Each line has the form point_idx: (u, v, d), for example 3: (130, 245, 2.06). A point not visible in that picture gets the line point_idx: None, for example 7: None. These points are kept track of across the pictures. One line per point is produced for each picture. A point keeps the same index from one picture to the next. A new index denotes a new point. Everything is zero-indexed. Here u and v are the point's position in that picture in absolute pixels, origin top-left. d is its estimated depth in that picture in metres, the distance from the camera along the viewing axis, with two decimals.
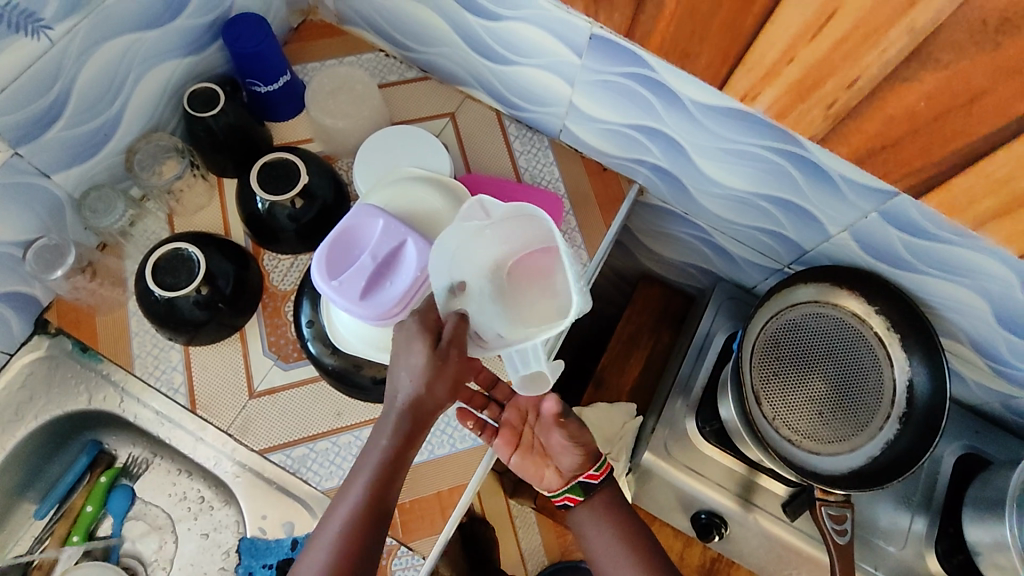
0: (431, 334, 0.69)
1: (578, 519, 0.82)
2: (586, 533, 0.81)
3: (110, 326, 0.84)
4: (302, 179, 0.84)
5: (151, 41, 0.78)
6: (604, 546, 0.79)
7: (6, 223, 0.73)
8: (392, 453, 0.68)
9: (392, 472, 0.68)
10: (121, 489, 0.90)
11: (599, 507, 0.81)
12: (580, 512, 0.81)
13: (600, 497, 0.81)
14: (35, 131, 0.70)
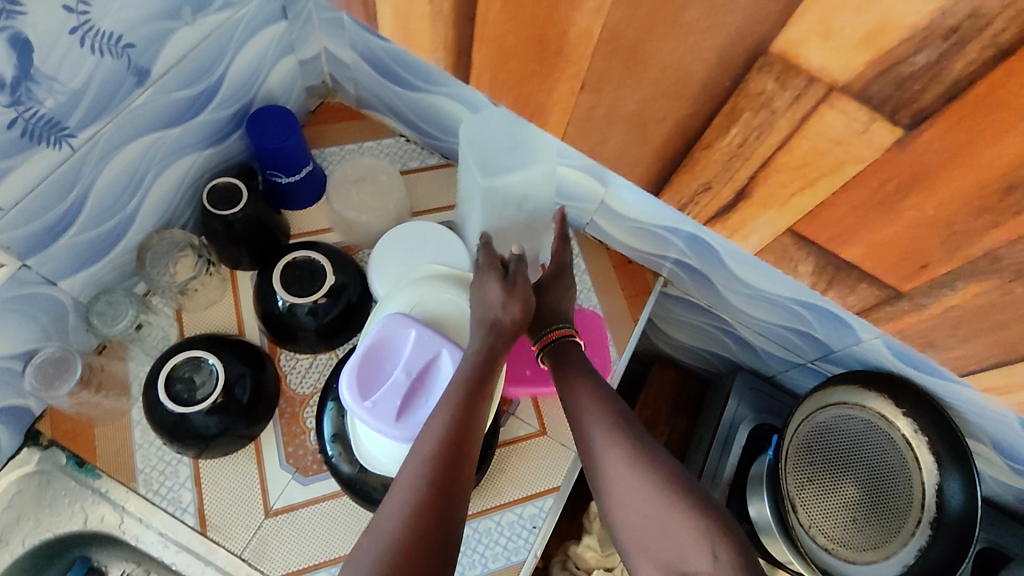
0: (497, 272, 0.80)
1: (572, 388, 0.71)
2: (580, 401, 0.69)
3: (112, 437, 0.77)
4: (328, 279, 0.80)
5: (172, 138, 0.73)
6: (600, 424, 0.66)
7: (7, 337, 0.67)
8: (448, 430, 0.63)
9: (450, 446, 0.62)
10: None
11: (581, 376, 0.72)
12: (573, 374, 0.73)
13: (585, 374, 0.72)
14: (46, 240, 0.65)
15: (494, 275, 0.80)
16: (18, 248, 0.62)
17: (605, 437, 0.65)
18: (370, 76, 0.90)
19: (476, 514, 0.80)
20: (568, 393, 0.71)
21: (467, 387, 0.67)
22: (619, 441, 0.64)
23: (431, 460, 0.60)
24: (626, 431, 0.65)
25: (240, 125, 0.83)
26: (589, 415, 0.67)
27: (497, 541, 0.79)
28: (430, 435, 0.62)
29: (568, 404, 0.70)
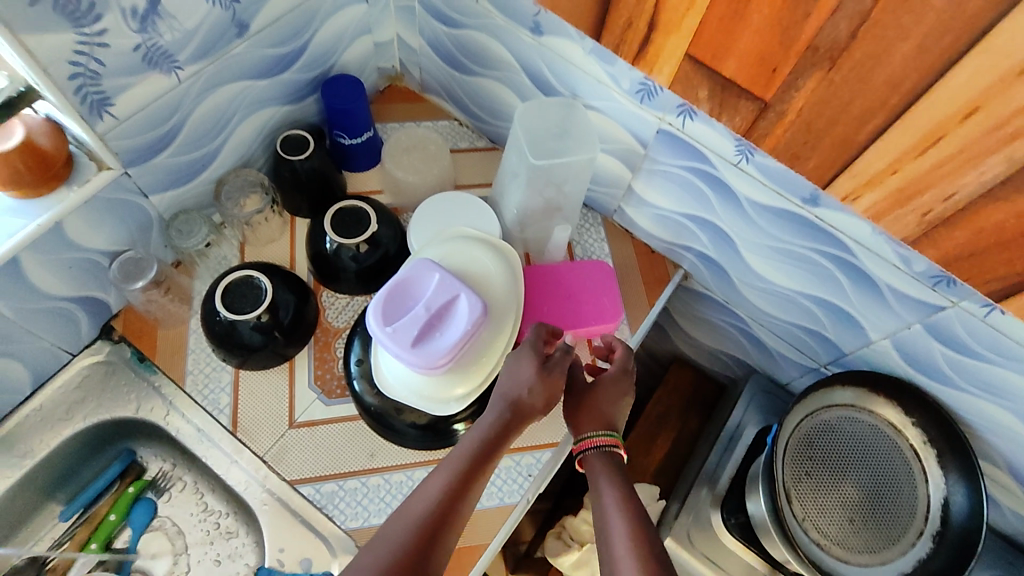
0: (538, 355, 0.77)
1: (596, 467, 0.71)
2: (599, 481, 0.69)
3: (171, 340, 0.88)
4: (372, 227, 0.89)
5: (259, 89, 0.86)
6: (612, 508, 0.65)
7: (103, 233, 0.79)
8: (460, 483, 0.66)
9: (460, 502, 0.65)
10: (140, 506, 0.90)
11: (610, 463, 0.71)
12: (599, 459, 0.72)
13: (611, 459, 0.72)
14: (147, 154, 0.77)
15: (538, 368, 0.75)
16: (124, 155, 0.75)
17: (614, 528, 0.64)
18: (434, 62, 1.02)
19: None
20: (592, 471, 0.72)
21: (493, 447, 0.70)
22: (624, 533, 0.63)
23: (434, 507, 0.64)
24: (637, 525, 0.64)
25: (315, 91, 0.96)
26: (606, 496, 0.67)
27: (492, 484, 0.84)
28: (440, 478, 0.66)
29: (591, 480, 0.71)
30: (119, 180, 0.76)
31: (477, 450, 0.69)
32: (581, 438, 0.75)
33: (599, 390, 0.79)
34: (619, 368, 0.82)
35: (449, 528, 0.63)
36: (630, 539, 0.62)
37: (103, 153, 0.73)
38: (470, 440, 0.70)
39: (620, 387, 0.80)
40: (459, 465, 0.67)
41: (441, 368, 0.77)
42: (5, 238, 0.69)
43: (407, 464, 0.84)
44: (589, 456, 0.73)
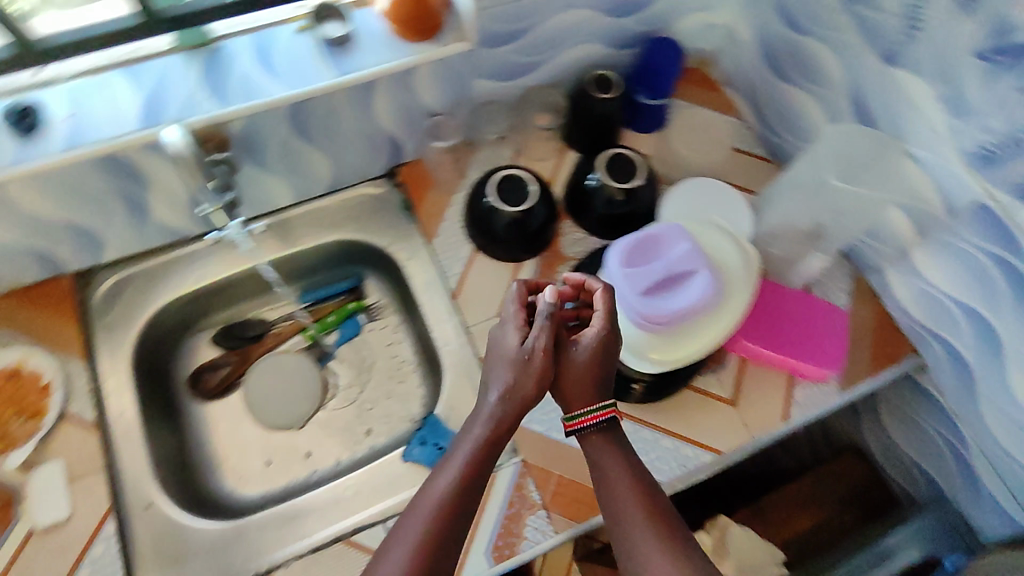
0: (521, 329, 0.72)
1: (595, 449, 0.71)
2: (602, 463, 0.70)
3: (435, 203, 0.99)
4: (637, 181, 0.93)
5: (600, 24, 0.93)
6: (634, 527, 0.66)
7: (433, 95, 0.90)
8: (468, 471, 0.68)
9: (467, 489, 0.67)
10: (351, 320, 1.04)
11: (602, 436, 0.71)
12: (598, 434, 0.71)
13: (607, 435, 0.71)
14: (495, 42, 0.87)
15: (517, 366, 0.70)
16: (482, 36, 0.84)
17: (633, 522, 0.67)
18: (754, 59, 1.02)
19: (641, 420, 0.86)
20: (586, 446, 0.72)
21: (491, 431, 0.69)
22: (647, 529, 0.66)
23: (444, 500, 0.66)
24: (652, 520, 0.67)
25: (637, 45, 1.00)
26: (621, 489, 0.69)
27: (646, 452, 0.84)
28: (446, 477, 0.67)
29: (592, 461, 0.72)
30: (467, 55, 0.86)
31: (478, 438, 0.69)
32: (577, 415, 0.71)
33: (570, 359, 0.72)
34: (601, 313, 0.72)
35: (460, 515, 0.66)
36: (653, 533, 0.66)
37: (470, 25, 0.82)
38: (473, 424, 0.70)
39: (604, 343, 0.71)
40: (467, 452, 0.68)
41: (652, 328, 0.80)
42: (374, 63, 0.81)
43: None
44: (584, 436, 0.72)
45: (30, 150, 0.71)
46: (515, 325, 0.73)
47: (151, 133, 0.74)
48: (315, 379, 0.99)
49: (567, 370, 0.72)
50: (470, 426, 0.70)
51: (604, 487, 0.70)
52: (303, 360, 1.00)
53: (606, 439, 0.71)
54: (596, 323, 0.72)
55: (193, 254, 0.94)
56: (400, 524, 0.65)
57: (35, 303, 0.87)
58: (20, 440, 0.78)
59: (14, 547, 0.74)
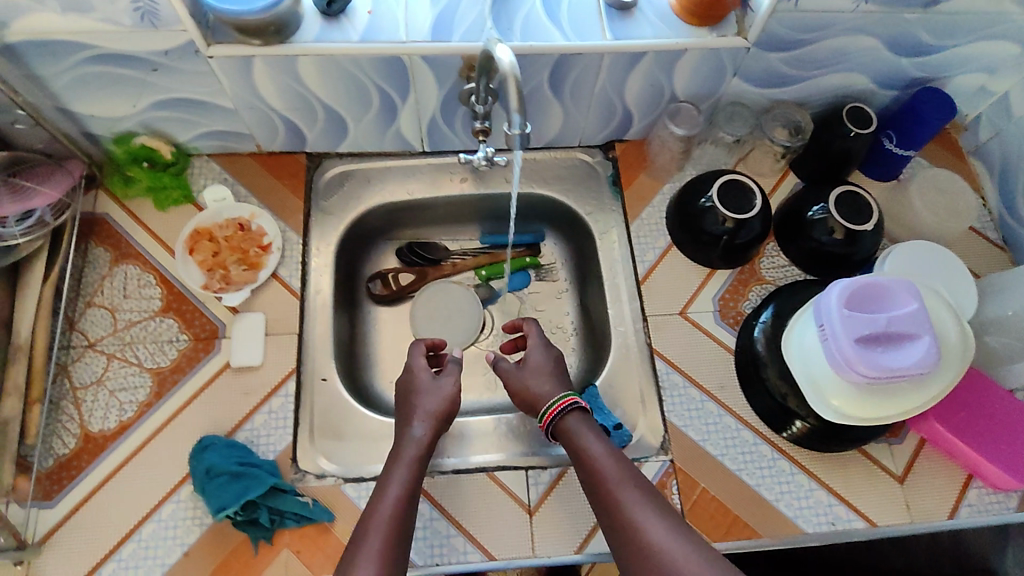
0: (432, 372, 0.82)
1: (573, 431, 0.74)
2: (582, 442, 0.73)
3: (645, 186, 0.99)
4: (866, 225, 0.89)
5: (880, 56, 0.88)
6: (625, 499, 0.66)
7: (688, 82, 0.89)
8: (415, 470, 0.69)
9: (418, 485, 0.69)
10: (524, 272, 1.06)
11: (580, 421, 0.75)
12: (575, 419, 0.76)
13: (579, 417, 0.76)
14: (773, 47, 0.84)
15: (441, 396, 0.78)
16: (762, 38, 0.82)
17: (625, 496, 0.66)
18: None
19: (801, 465, 0.85)
20: (565, 435, 0.75)
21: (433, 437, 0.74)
22: (639, 498, 0.66)
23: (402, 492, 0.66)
24: (638, 489, 0.67)
25: (900, 90, 0.95)
26: (603, 465, 0.70)
27: (799, 499, 0.83)
28: (398, 478, 0.68)
29: (571, 446, 0.74)
30: (738, 52, 0.84)
31: (415, 451, 0.71)
32: (545, 413, 0.77)
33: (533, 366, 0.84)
34: (546, 346, 0.86)
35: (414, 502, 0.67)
36: (642, 500, 0.66)
37: (758, 24, 0.80)
38: (409, 442, 0.72)
39: (554, 357, 0.85)
40: (406, 472, 0.69)
41: (855, 379, 0.77)
42: (651, 36, 0.81)
43: (743, 419, 0.87)
44: (557, 423, 0.76)
45: (332, 34, 0.77)
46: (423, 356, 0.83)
47: (435, 47, 0.78)
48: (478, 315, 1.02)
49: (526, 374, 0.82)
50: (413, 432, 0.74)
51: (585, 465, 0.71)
52: (472, 296, 1.02)
53: (564, 417, 0.77)
54: (538, 349, 0.86)
55: (410, 168, 0.99)
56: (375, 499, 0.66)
57: (273, 169, 0.94)
58: (240, 285, 0.85)
59: (210, 375, 0.82)
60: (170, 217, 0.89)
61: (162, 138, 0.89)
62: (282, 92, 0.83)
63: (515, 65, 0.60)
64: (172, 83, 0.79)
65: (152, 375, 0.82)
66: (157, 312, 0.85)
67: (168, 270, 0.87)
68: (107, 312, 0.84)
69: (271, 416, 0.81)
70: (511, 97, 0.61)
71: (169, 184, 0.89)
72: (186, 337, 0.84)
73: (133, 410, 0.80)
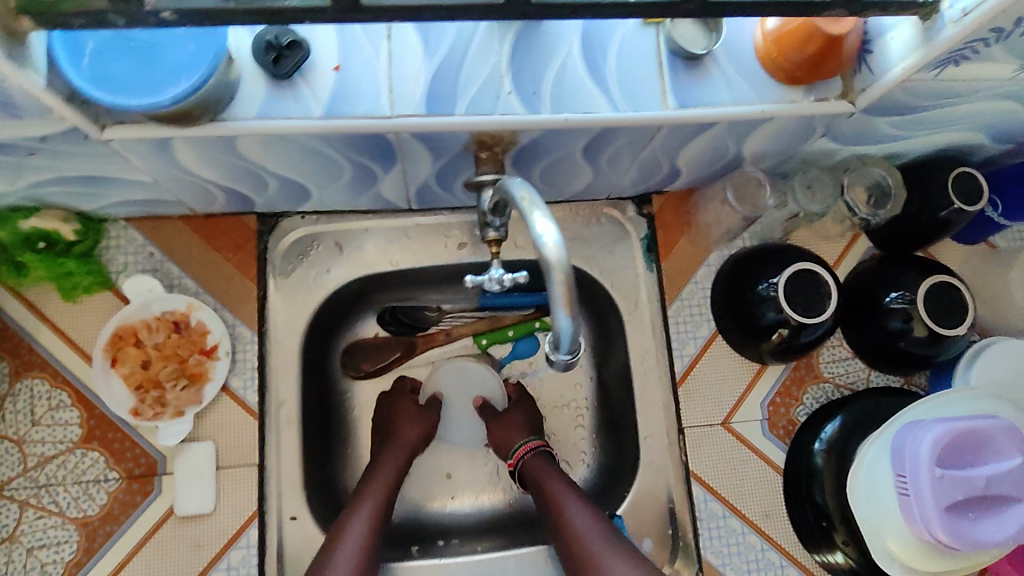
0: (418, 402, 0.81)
1: (535, 469, 0.74)
2: (545, 479, 0.72)
3: (685, 255, 0.80)
4: (958, 329, 0.73)
5: (1010, 117, 0.67)
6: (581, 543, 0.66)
7: (758, 145, 0.68)
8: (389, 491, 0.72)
9: (383, 515, 0.71)
10: (530, 338, 0.87)
11: (542, 460, 0.75)
12: (538, 457, 0.75)
13: (546, 462, 0.74)
14: (882, 112, 0.63)
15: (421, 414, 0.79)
16: (874, 103, 0.60)
17: (586, 531, 0.67)
18: None
19: None
20: (528, 473, 0.74)
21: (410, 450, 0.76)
22: (600, 536, 0.66)
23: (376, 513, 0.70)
24: (600, 526, 0.67)
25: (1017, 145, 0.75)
26: (561, 501, 0.69)
27: None
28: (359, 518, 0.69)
29: (534, 481, 0.73)
30: (838, 118, 0.63)
31: (398, 463, 0.74)
32: (516, 454, 0.76)
33: (508, 420, 0.79)
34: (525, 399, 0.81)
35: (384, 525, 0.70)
36: (603, 539, 0.66)
37: (876, 91, 0.58)
38: (391, 453, 0.75)
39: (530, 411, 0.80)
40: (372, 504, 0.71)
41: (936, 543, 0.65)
42: (727, 101, 0.59)
43: (789, 555, 0.76)
44: (524, 461, 0.75)
45: (282, 104, 0.54)
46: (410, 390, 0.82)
47: (431, 125, 0.55)
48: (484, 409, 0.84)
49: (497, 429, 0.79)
50: (393, 443, 0.76)
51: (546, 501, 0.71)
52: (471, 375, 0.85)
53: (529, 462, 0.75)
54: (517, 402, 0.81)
55: (393, 230, 0.78)
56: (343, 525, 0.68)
57: (215, 239, 0.73)
58: (182, 409, 0.68)
59: (152, 526, 0.67)
60: (83, 310, 0.70)
61: (61, 213, 0.66)
62: (217, 166, 0.60)
63: (563, 252, 0.39)
64: (57, 163, 0.56)
65: (79, 528, 0.66)
66: (78, 443, 0.67)
67: (86, 386, 0.68)
68: (12, 445, 0.67)
69: (230, 574, 0.67)
70: (555, 299, 0.40)
71: (75, 271, 0.68)
72: (117, 476, 0.67)
73: (59, 573, 0.65)
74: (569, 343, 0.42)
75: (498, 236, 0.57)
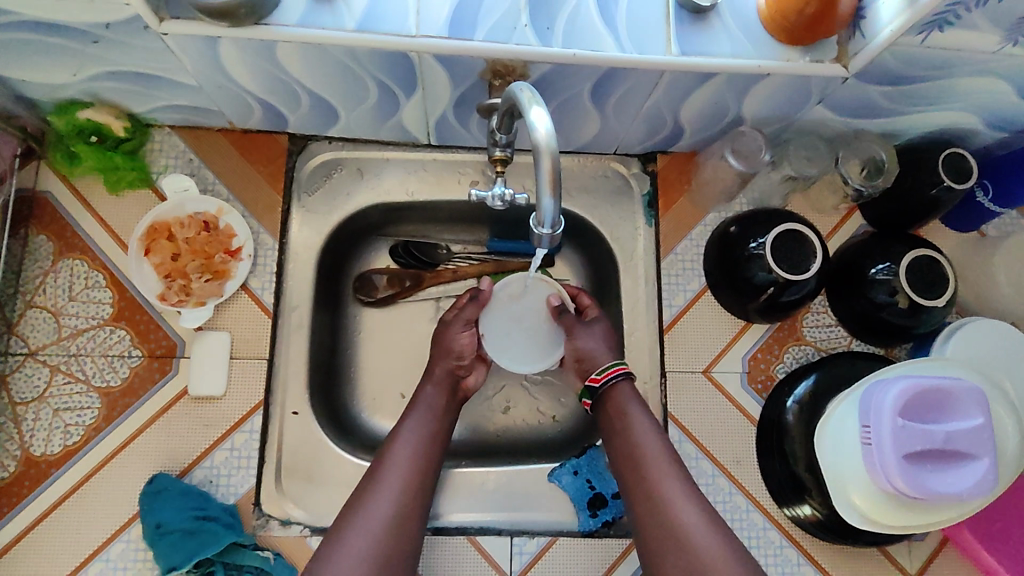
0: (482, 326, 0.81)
1: (619, 399, 0.72)
2: (625, 416, 0.70)
3: (684, 212, 0.84)
4: (938, 302, 0.74)
5: (1003, 100, 0.70)
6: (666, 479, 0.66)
7: (758, 106, 0.72)
8: (408, 492, 0.67)
9: (430, 447, 0.71)
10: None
11: (628, 390, 0.72)
12: (623, 387, 0.72)
13: (630, 389, 0.72)
14: (876, 80, 0.66)
15: (444, 390, 0.75)
16: (867, 69, 0.64)
17: (657, 464, 0.67)
18: None
19: (809, 555, 0.77)
20: (608, 402, 0.72)
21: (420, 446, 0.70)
22: (676, 486, 0.66)
23: (393, 517, 0.65)
24: (675, 473, 0.67)
25: (1015, 134, 0.76)
26: (640, 429, 0.69)
27: None
28: (406, 449, 0.69)
29: (613, 407, 0.72)
30: (833, 82, 0.66)
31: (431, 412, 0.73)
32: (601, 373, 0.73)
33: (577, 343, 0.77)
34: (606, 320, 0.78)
35: (410, 523, 0.66)
36: (680, 489, 0.66)
37: (868, 54, 0.62)
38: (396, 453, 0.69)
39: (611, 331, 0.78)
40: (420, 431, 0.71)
41: (892, 491, 0.67)
42: (727, 53, 0.64)
43: (756, 500, 0.79)
44: (609, 387, 0.73)
45: (320, 17, 0.60)
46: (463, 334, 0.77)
47: (450, 48, 0.61)
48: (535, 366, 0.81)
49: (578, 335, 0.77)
50: (415, 417, 0.72)
51: (622, 430, 0.70)
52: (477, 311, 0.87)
53: (613, 387, 0.73)
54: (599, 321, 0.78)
55: (411, 163, 0.83)
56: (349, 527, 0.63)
57: (248, 153, 0.80)
58: (204, 299, 0.74)
59: (166, 403, 0.73)
60: (125, 203, 0.77)
61: (113, 110, 0.73)
62: (256, 75, 0.67)
63: (552, 139, 0.45)
64: (118, 56, 0.63)
65: (101, 396, 0.73)
66: (107, 321, 0.74)
67: (121, 272, 0.75)
68: (49, 315, 0.74)
69: (231, 454, 0.73)
70: (541, 179, 0.46)
71: (121, 165, 0.75)
72: (140, 354, 0.74)
73: (80, 434, 0.72)
74: (552, 221, 0.49)
75: (505, 156, 0.62)
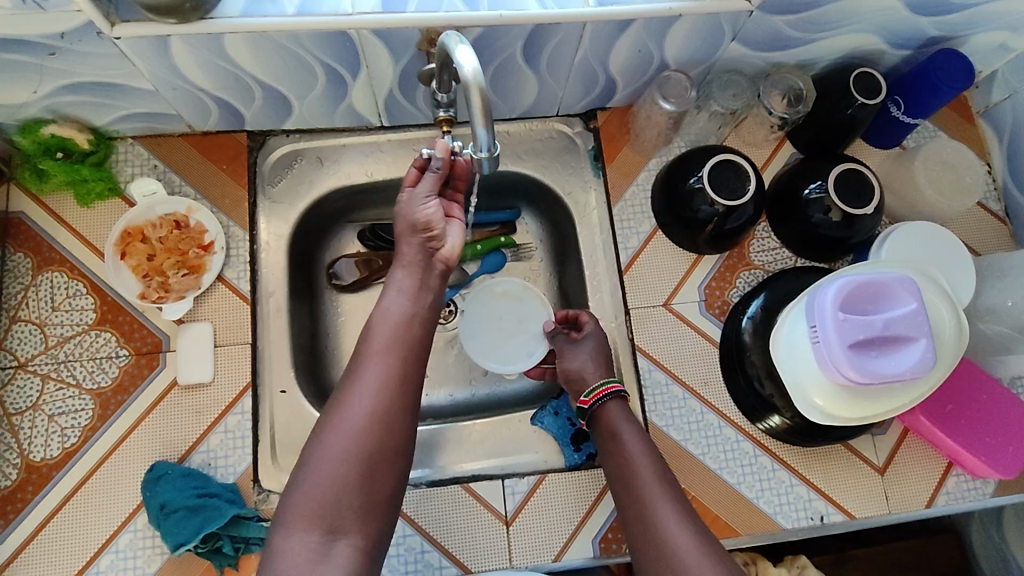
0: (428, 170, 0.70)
1: (609, 417, 0.75)
2: (619, 431, 0.74)
3: (628, 161, 0.90)
4: (866, 209, 0.80)
5: (896, 17, 0.77)
6: (660, 501, 0.68)
7: (679, 49, 0.78)
8: (394, 376, 0.64)
9: (418, 308, 0.68)
10: (498, 253, 0.97)
11: (617, 409, 0.75)
12: (613, 405, 0.76)
13: (621, 406, 0.76)
14: (777, 10, 0.72)
15: (417, 271, 0.69)
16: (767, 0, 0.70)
17: (648, 480, 0.70)
18: None
19: (781, 460, 0.83)
20: (601, 418, 0.76)
21: (405, 329, 0.67)
22: (670, 510, 0.67)
23: (373, 398, 0.62)
24: (668, 498, 0.68)
25: (916, 50, 0.84)
26: (632, 446, 0.72)
27: (779, 495, 0.81)
28: (389, 313, 0.67)
29: (604, 425, 0.75)
30: (740, 16, 0.72)
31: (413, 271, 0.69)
32: (592, 390, 0.77)
33: (569, 366, 0.82)
34: (600, 333, 0.82)
35: (397, 410, 0.63)
36: (665, 497, 0.68)
37: None
38: (380, 337, 0.66)
39: (603, 346, 0.82)
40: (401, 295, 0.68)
41: (845, 382, 0.70)
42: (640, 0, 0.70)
43: (727, 417, 0.84)
44: (597, 408, 0.77)
45: (261, 7, 0.65)
46: (425, 204, 0.68)
47: (387, 20, 0.66)
48: (532, 364, 0.90)
49: (568, 356, 0.82)
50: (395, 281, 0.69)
51: (613, 445, 0.73)
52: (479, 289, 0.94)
53: (604, 410, 0.76)
54: (590, 338, 0.82)
55: (367, 146, 0.88)
56: (335, 417, 0.62)
57: (210, 154, 0.84)
58: (183, 293, 0.78)
59: (157, 395, 0.76)
60: (97, 214, 0.80)
61: (76, 125, 0.77)
62: (208, 71, 0.71)
63: (481, 74, 0.51)
64: (74, 67, 0.67)
65: (94, 397, 0.75)
66: (92, 325, 0.77)
67: (100, 278, 0.78)
68: (35, 327, 0.76)
69: (226, 436, 0.75)
70: (474, 110, 0.51)
71: (89, 177, 0.78)
72: (127, 352, 0.77)
73: (77, 435, 0.74)
74: (489, 145, 0.55)
75: (449, 116, 0.68)
